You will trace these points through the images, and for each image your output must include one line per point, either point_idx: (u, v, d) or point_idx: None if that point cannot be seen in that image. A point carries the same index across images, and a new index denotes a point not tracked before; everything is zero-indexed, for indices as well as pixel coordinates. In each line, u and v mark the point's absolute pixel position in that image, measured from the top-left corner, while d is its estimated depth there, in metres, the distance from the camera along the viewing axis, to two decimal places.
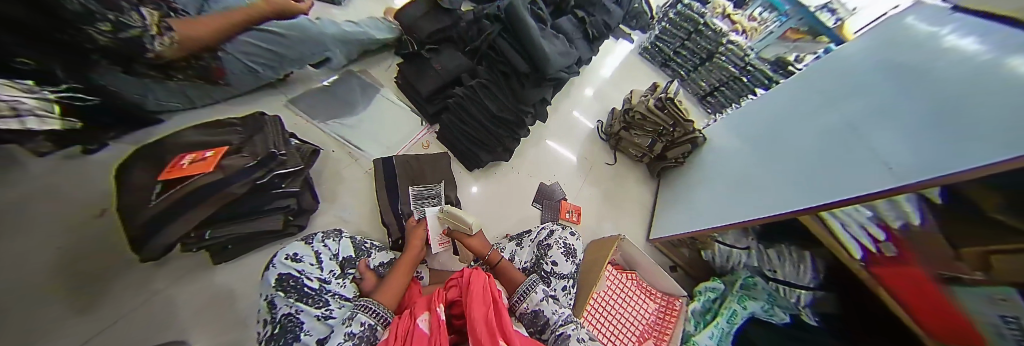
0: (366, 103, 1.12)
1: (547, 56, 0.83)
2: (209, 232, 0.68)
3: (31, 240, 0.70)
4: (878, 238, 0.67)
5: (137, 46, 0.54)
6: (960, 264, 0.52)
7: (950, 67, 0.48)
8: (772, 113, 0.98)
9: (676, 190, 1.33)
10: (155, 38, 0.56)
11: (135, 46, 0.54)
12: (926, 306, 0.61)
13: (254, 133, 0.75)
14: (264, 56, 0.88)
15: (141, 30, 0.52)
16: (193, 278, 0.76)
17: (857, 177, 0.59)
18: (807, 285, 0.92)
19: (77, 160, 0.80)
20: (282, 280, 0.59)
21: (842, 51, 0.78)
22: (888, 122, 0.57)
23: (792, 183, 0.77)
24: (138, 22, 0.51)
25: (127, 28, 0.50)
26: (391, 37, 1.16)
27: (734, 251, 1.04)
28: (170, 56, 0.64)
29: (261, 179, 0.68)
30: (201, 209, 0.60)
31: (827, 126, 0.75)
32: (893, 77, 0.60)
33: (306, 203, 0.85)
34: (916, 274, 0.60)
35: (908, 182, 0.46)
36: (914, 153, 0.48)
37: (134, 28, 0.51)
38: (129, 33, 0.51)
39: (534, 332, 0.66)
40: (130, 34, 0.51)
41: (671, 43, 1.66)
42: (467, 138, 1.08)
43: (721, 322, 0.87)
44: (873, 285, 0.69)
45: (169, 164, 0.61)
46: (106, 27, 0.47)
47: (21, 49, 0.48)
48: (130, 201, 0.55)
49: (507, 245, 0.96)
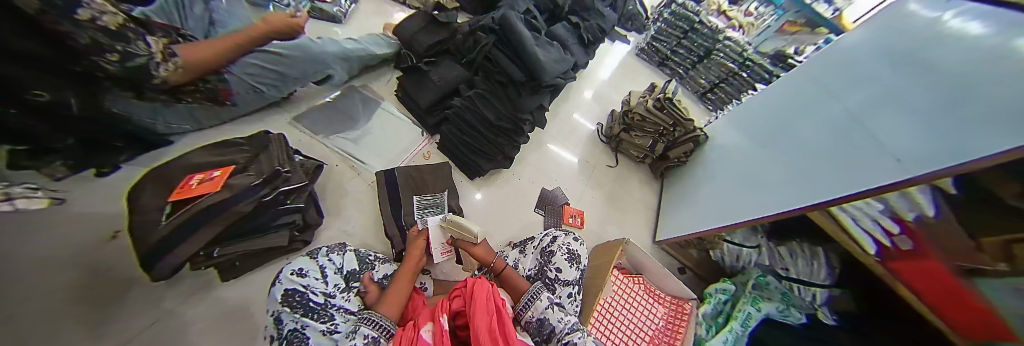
0: (367, 116, 1.14)
1: (542, 64, 0.85)
2: (217, 250, 0.69)
3: (38, 262, 0.70)
4: (892, 231, 0.64)
5: (144, 73, 0.56)
6: (982, 255, 0.49)
7: (955, 53, 0.47)
8: (775, 108, 0.96)
9: (679, 189, 1.31)
10: (161, 64, 0.59)
11: (143, 73, 0.56)
12: (947, 303, 0.58)
13: (259, 152, 0.76)
14: (267, 76, 0.91)
15: (148, 58, 0.55)
16: (202, 296, 0.77)
17: (865, 170, 0.57)
18: (822, 282, 0.88)
19: (87, 184, 0.80)
20: (288, 296, 0.59)
21: (843, 43, 0.77)
22: (894, 112, 0.56)
23: (798, 179, 0.75)
24: (144, 50, 0.54)
25: (134, 56, 0.52)
26: (391, 51, 1.20)
27: (744, 250, 1.01)
28: (176, 79, 0.66)
29: (267, 196, 0.70)
30: (210, 228, 0.61)
31: (830, 119, 0.74)
32: (897, 67, 0.60)
33: (311, 218, 0.87)
34: (934, 268, 0.57)
35: (919, 174, 0.45)
36: (923, 143, 0.47)
37: (140, 57, 0.53)
38: (136, 62, 0.53)
39: (540, 341, 0.65)
40: (136, 62, 0.53)
41: (667, 42, 1.66)
42: (467, 147, 1.09)
43: (735, 327, 0.83)
44: (891, 280, 0.66)
45: (178, 185, 0.63)
46: (114, 57, 0.49)
47: (42, 85, 0.51)
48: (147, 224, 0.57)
49: (511, 253, 0.96)
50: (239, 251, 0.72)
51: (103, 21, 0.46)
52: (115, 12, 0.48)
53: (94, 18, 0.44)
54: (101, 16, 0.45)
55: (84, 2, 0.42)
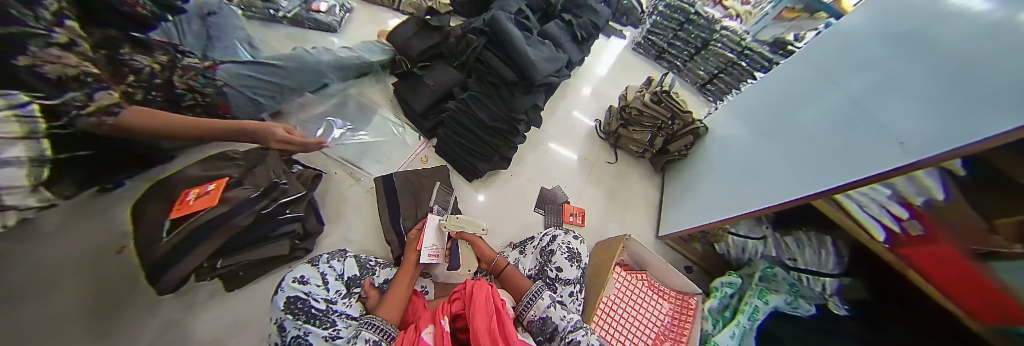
0: (366, 123, 1.15)
1: (533, 63, 0.84)
2: (221, 261, 0.70)
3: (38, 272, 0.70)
4: (901, 216, 0.63)
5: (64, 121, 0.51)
6: (995, 237, 0.47)
7: (959, 31, 0.46)
8: (776, 96, 0.95)
9: (681, 182, 1.29)
10: (92, 119, 0.52)
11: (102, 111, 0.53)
12: (957, 288, 0.56)
13: (255, 165, 0.77)
14: (265, 87, 0.93)
15: (79, 111, 0.50)
16: (207, 306, 0.78)
17: (867, 154, 0.56)
18: (831, 272, 0.87)
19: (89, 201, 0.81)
20: (290, 303, 0.59)
21: (842, 27, 0.76)
22: (896, 94, 0.55)
23: (800, 167, 0.73)
24: (82, 102, 0.50)
25: (60, 103, 0.48)
26: (385, 57, 1.21)
27: (750, 242, 0.99)
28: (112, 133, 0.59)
29: (264, 208, 0.71)
30: (211, 240, 0.62)
31: (831, 104, 0.72)
32: (899, 47, 0.58)
33: (311, 226, 0.87)
34: (945, 252, 0.55)
35: (923, 156, 0.43)
36: (927, 125, 0.45)
37: (67, 106, 0.49)
38: (56, 109, 0.48)
39: (543, 340, 0.64)
40: (54, 110, 0.48)
41: (664, 35, 1.65)
42: (464, 149, 1.09)
43: (742, 320, 0.82)
44: (901, 265, 0.65)
45: (177, 201, 0.63)
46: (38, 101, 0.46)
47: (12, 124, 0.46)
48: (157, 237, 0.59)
49: (512, 253, 0.95)
50: (240, 261, 0.73)
51: (46, 68, 0.45)
52: (73, 64, 0.49)
53: (36, 65, 0.44)
54: (43, 64, 0.44)
55: (30, 50, 0.43)
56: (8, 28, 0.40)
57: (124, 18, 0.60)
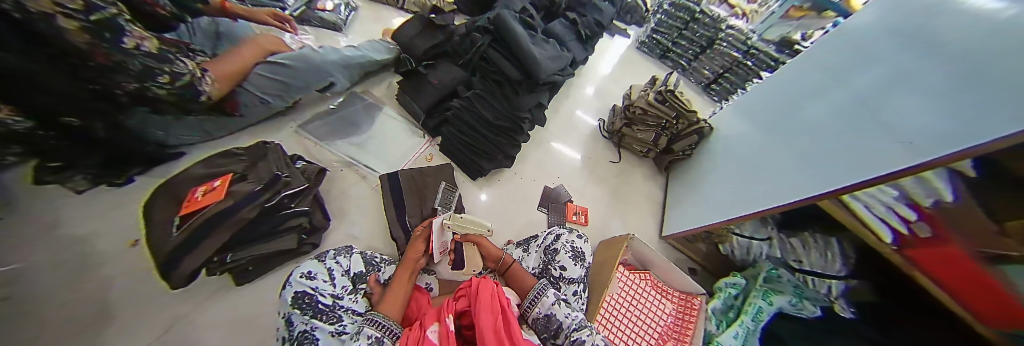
0: (370, 122, 1.16)
1: (536, 62, 0.84)
2: (230, 256, 0.71)
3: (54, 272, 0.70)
4: (909, 218, 0.62)
5: (149, 98, 0.62)
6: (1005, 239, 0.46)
7: (972, 29, 0.44)
8: (783, 94, 0.93)
9: (685, 183, 1.29)
10: (203, 79, 0.69)
11: (132, 96, 0.60)
12: (969, 292, 0.55)
13: (257, 161, 0.79)
14: (276, 87, 0.94)
15: (193, 75, 0.65)
16: (217, 300, 0.78)
17: (874, 156, 0.55)
18: (837, 274, 0.85)
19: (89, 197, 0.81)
20: (297, 298, 0.60)
21: (851, 27, 0.75)
22: (906, 94, 0.54)
23: (807, 167, 0.72)
24: (188, 69, 0.64)
25: (180, 76, 0.62)
26: (390, 56, 1.23)
27: (754, 242, 1.01)
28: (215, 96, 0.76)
29: (268, 201, 0.72)
30: (217, 236, 0.64)
31: (837, 103, 0.72)
32: (905, 49, 0.57)
33: (317, 221, 0.89)
34: (955, 254, 0.54)
35: (935, 155, 0.42)
36: (934, 127, 0.45)
37: (185, 75, 0.63)
38: (183, 80, 0.63)
39: (547, 337, 0.64)
40: (184, 81, 0.64)
41: (669, 34, 1.64)
42: (468, 148, 1.10)
43: (746, 321, 0.83)
44: (912, 270, 0.64)
45: (185, 199, 0.66)
46: (165, 79, 0.60)
47: None
48: (173, 230, 0.62)
49: (514, 251, 0.96)
50: (253, 255, 0.74)
51: (145, 46, 0.55)
52: (137, 36, 0.53)
53: (138, 45, 0.53)
54: (142, 43, 0.54)
55: (127, 31, 0.51)
56: (97, 13, 0.45)
57: (148, 17, 0.68)
